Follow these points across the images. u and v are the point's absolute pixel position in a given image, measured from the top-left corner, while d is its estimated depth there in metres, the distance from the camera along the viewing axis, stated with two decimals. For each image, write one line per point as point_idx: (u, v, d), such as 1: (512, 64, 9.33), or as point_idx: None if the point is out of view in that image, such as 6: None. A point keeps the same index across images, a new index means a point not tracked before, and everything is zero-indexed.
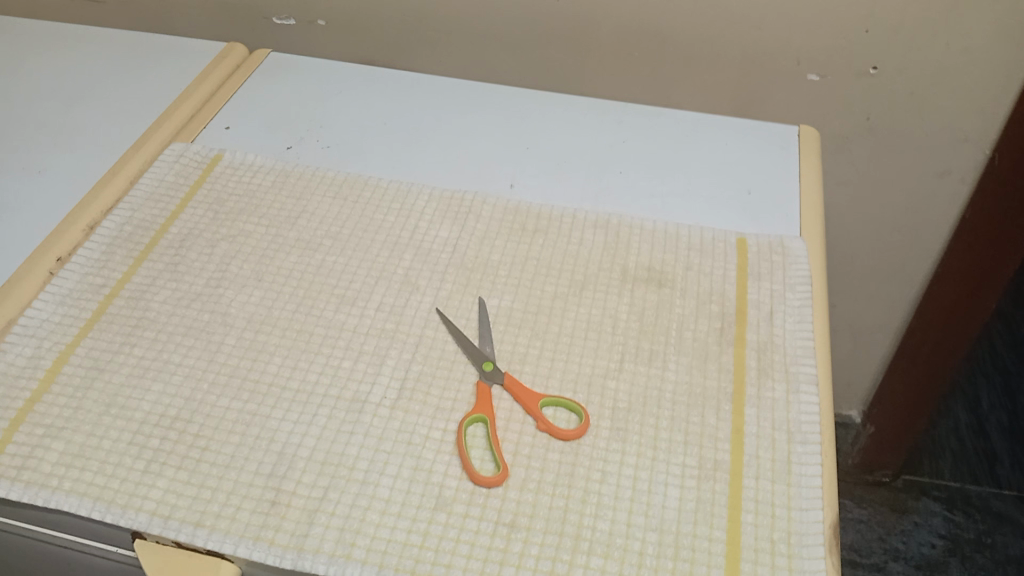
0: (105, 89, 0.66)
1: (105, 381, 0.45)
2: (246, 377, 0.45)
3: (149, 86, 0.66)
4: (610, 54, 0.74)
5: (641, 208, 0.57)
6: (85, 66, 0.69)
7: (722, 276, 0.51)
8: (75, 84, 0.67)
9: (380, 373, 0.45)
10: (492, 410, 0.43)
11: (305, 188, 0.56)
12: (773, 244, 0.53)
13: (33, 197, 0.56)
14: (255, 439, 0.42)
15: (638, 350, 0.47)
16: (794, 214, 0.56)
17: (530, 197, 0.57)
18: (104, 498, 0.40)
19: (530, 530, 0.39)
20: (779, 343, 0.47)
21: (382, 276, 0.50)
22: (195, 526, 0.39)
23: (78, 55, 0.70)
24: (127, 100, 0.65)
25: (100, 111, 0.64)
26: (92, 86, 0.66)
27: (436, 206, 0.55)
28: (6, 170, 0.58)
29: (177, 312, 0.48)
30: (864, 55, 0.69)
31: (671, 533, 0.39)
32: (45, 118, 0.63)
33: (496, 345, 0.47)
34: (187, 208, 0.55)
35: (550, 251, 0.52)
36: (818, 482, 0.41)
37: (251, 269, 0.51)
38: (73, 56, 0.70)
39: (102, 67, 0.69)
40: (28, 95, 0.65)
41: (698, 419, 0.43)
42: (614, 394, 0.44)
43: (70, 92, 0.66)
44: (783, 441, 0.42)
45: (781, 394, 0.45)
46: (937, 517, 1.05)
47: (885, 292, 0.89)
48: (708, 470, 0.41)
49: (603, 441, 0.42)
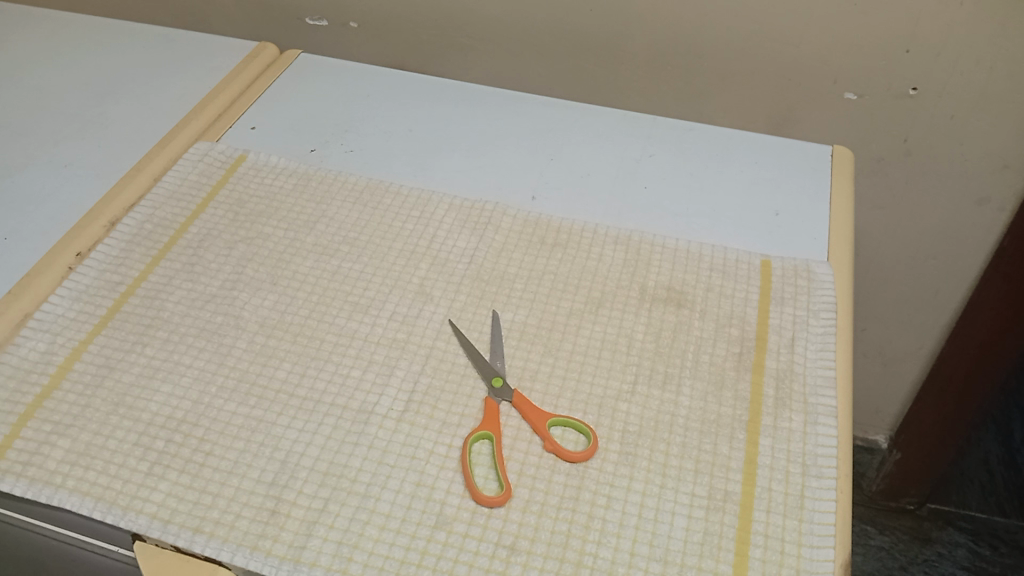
0: (136, 85, 0.67)
1: (115, 379, 0.45)
2: (254, 382, 0.45)
3: (178, 84, 0.67)
4: (641, 65, 0.73)
5: (664, 224, 0.55)
6: (117, 62, 0.69)
7: (744, 299, 0.50)
8: (107, 79, 0.67)
9: (388, 384, 0.45)
10: (498, 428, 0.43)
11: (326, 191, 0.56)
12: (798, 268, 0.51)
13: (58, 190, 0.56)
14: (260, 445, 0.42)
15: (652, 372, 0.45)
16: (823, 238, 0.54)
17: (551, 209, 0.56)
18: (106, 498, 0.40)
19: (530, 553, 0.38)
20: (798, 371, 0.46)
21: (397, 285, 0.50)
22: (194, 531, 0.39)
23: (111, 50, 0.71)
24: (156, 97, 0.65)
25: (129, 108, 0.64)
26: (123, 81, 0.67)
27: (455, 215, 0.55)
28: (33, 163, 0.58)
29: (191, 313, 0.48)
30: (903, 75, 0.67)
31: (675, 565, 0.38)
32: (76, 113, 0.63)
33: (507, 360, 0.46)
34: (208, 208, 0.55)
35: (568, 266, 0.52)
36: (830, 519, 0.39)
37: (267, 273, 0.51)
38: (106, 51, 0.70)
39: (135, 63, 0.69)
40: (59, 89, 0.66)
41: (710, 447, 0.42)
42: (625, 417, 0.43)
43: (101, 87, 0.66)
44: (797, 474, 0.41)
45: (798, 425, 0.43)
46: (962, 549, 1.02)
47: (917, 318, 0.87)
48: (717, 501, 0.40)
49: (610, 466, 0.41)
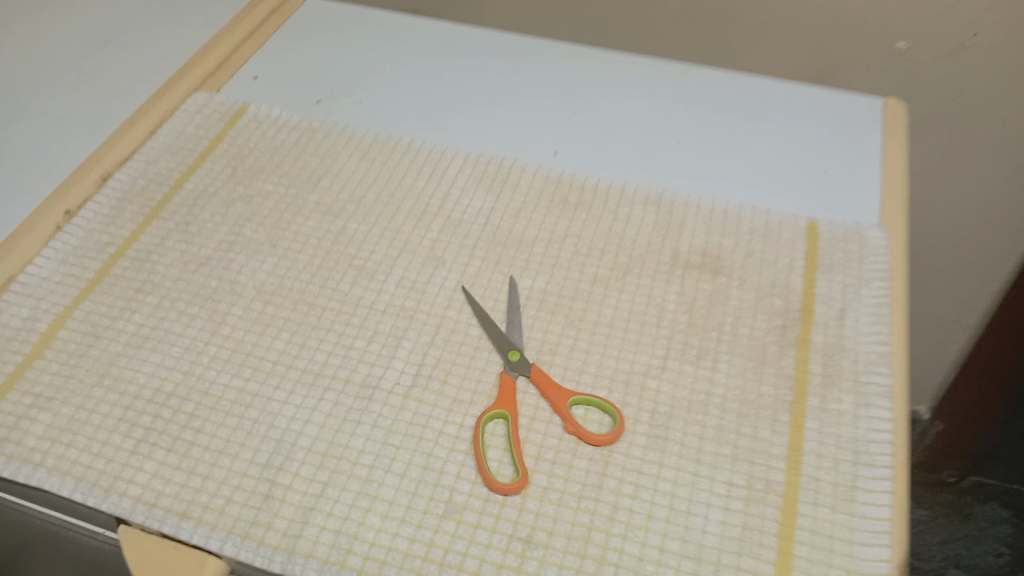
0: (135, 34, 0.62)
1: (101, 348, 0.42)
2: (250, 353, 0.41)
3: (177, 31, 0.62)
4: (674, 10, 0.68)
5: (698, 184, 0.51)
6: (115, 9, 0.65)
7: (787, 266, 0.45)
8: (104, 28, 0.63)
9: (394, 357, 0.41)
10: (515, 408, 0.39)
11: (331, 146, 0.52)
12: (849, 233, 0.47)
13: (51, 142, 0.52)
14: (254, 423, 0.39)
15: (684, 347, 0.41)
16: (874, 199, 0.49)
17: (573, 166, 0.52)
18: (87, 479, 0.37)
19: (548, 548, 0.34)
20: (849, 348, 0.41)
21: (406, 248, 0.46)
22: (181, 517, 0.36)
23: None
24: (157, 44, 0.61)
25: (125, 57, 0.60)
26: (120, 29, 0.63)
27: (470, 172, 0.51)
28: (22, 115, 0.55)
29: (184, 277, 0.45)
30: (961, 21, 0.61)
31: (709, 563, 0.34)
32: (69, 62, 0.59)
33: (525, 332, 0.42)
34: (205, 163, 0.51)
35: (593, 229, 0.47)
36: (885, 513, 0.35)
37: (266, 234, 0.47)
38: None
39: (134, 10, 0.65)
40: (52, 37, 0.62)
41: (749, 431, 0.38)
42: (654, 396, 0.39)
43: (96, 35, 0.62)
44: (847, 463, 0.37)
45: (848, 407, 0.39)
46: (1007, 525, 0.95)
47: (964, 288, 0.82)
48: (757, 492, 0.36)
49: (637, 451, 0.37)
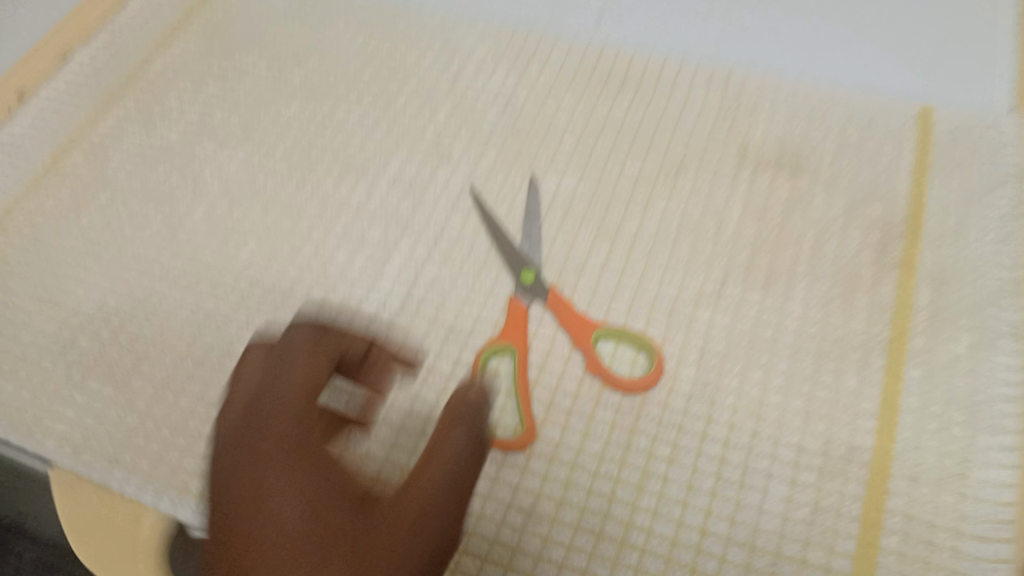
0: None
1: (40, 255, 0.35)
2: (211, 265, 0.34)
3: None
4: None
5: (777, 59, 0.40)
6: None
7: (891, 164, 0.35)
8: None
9: (382, 273, 0.33)
10: (525, 340, 0.31)
11: (326, 12, 0.43)
12: (976, 118, 0.35)
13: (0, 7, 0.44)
14: (208, 351, 0.32)
15: (748, 267, 0.32)
16: (1010, 68, 0.38)
17: (620, 33, 0.41)
18: (9, 414, 0.30)
19: (555, 524, 0.27)
20: (970, 272, 0.31)
21: (405, 139, 0.37)
22: (111, 464, 0.29)
23: None
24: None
25: None
26: None
27: (491, 43, 0.41)
28: None
29: (142, 172, 0.37)
30: None
31: (765, 553, 0.26)
32: None
33: (544, 247, 0.33)
34: (178, 35, 0.43)
35: (639, 114, 0.38)
36: (1011, 496, 0.26)
37: (241, 122, 0.39)
38: None
39: None
40: None
41: (829, 380, 0.29)
42: (705, 332, 0.30)
43: None
44: (959, 427, 0.28)
45: (965, 350, 0.29)
46: None
47: None
48: (835, 461, 0.27)
49: (678, 402, 0.29)
